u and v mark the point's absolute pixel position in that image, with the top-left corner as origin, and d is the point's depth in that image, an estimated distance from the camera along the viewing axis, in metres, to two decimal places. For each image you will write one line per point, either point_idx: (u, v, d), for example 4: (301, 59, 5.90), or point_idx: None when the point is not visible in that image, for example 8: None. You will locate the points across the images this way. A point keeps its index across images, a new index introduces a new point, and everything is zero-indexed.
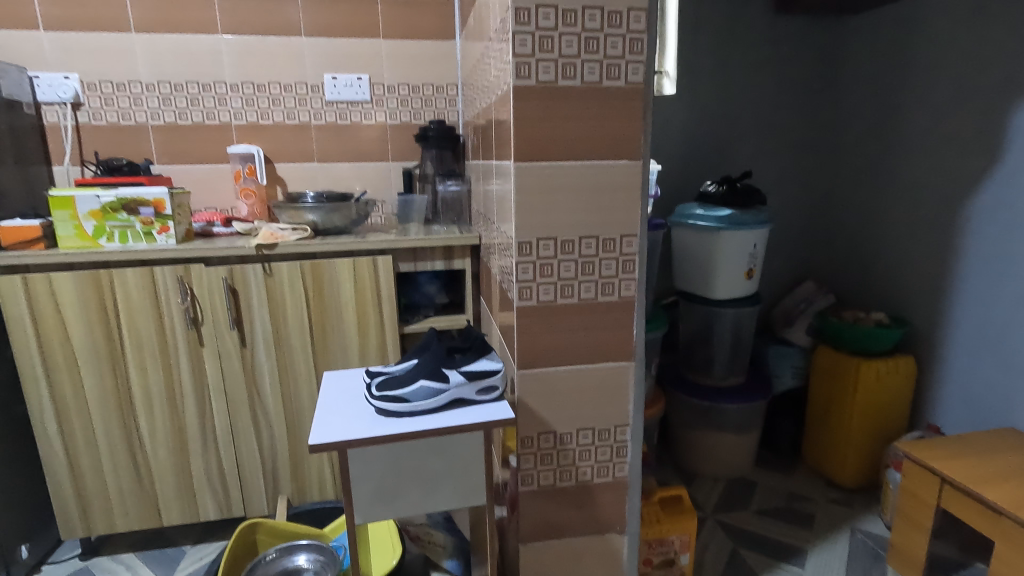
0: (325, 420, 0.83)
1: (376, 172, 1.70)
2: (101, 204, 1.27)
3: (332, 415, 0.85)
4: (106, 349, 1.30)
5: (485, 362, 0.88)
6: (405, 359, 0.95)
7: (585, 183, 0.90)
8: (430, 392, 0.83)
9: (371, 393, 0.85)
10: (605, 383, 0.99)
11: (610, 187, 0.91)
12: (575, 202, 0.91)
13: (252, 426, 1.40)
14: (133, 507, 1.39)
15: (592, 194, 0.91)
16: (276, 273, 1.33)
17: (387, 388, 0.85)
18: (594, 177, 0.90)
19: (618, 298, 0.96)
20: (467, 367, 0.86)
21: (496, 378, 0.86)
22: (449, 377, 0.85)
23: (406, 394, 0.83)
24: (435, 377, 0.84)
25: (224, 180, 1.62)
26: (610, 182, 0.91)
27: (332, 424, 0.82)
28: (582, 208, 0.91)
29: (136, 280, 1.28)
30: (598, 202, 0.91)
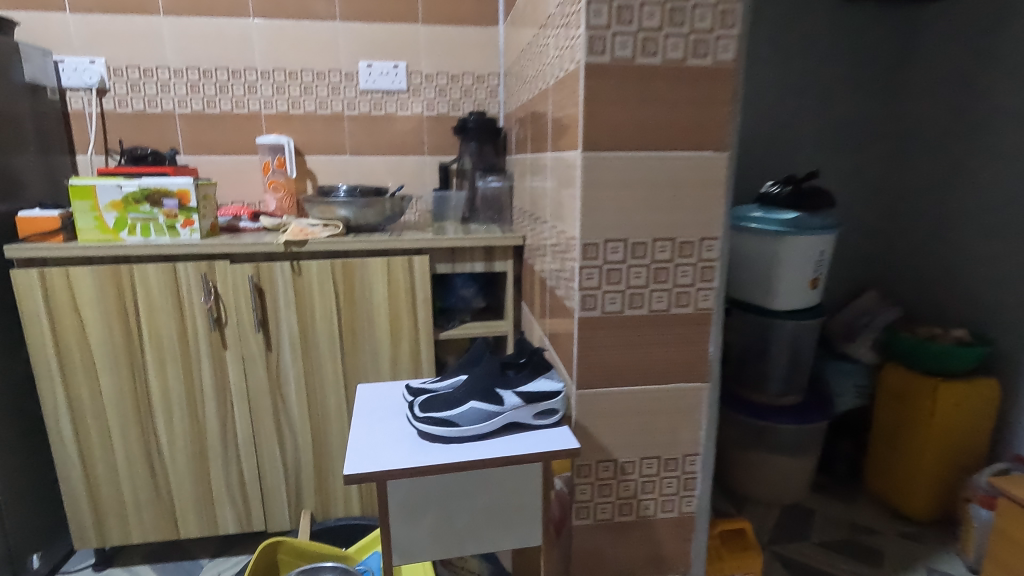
0: (361, 442, 0.72)
1: (411, 166, 1.60)
2: (122, 194, 1.19)
3: (369, 437, 0.74)
4: (124, 348, 1.22)
5: (544, 382, 0.76)
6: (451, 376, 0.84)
7: (660, 178, 0.79)
8: (483, 415, 0.72)
9: (413, 414, 0.74)
10: (672, 406, 0.87)
11: (691, 183, 0.79)
12: (650, 198, 0.79)
13: (275, 435, 1.31)
14: (148, 517, 1.31)
15: (669, 190, 0.79)
16: (304, 272, 1.24)
17: (432, 409, 0.74)
18: (674, 171, 0.79)
19: (695, 311, 0.84)
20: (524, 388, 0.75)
21: (557, 401, 0.75)
22: (504, 399, 0.74)
23: (454, 416, 0.72)
24: (488, 398, 0.73)
25: (252, 172, 1.53)
26: (690, 178, 0.79)
27: (369, 448, 0.71)
28: (658, 205, 0.79)
29: (158, 276, 1.19)
30: (677, 200, 0.79)
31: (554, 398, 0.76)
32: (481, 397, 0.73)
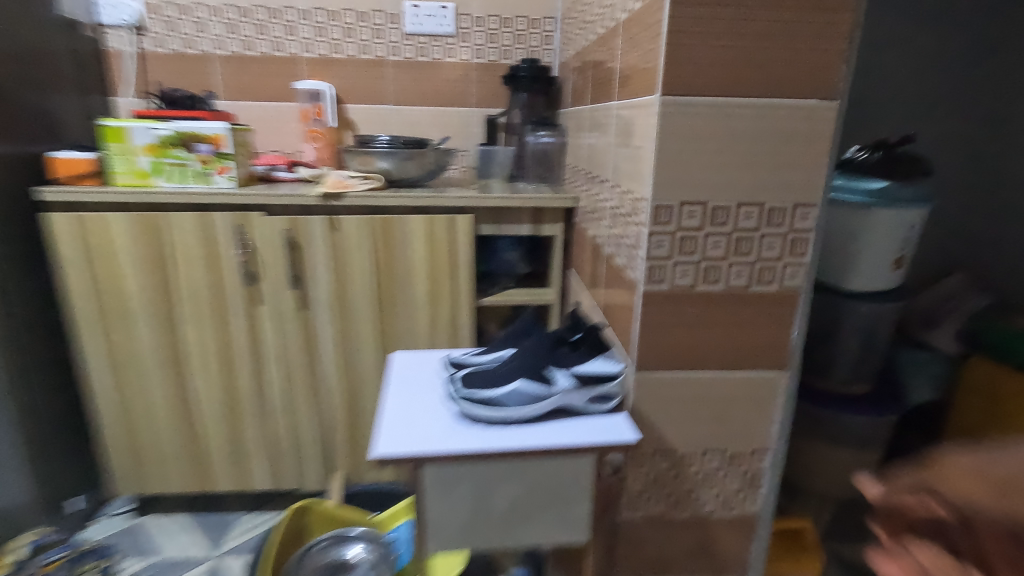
0: (396, 419, 0.65)
1: (456, 119, 1.49)
2: (156, 137, 1.13)
3: (404, 413, 0.67)
4: (159, 300, 1.18)
5: (600, 364, 0.67)
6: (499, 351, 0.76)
7: (752, 132, 0.66)
8: (530, 398, 0.64)
9: (453, 390, 0.67)
10: (744, 396, 0.76)
11: (789, 137, 0.67)
12: (738, 155, 0.67)
13: (309, 396, 1.27)
14: (184, 470, 1.31)
15: (762, 146, 0.67)
16: (341, 228, 1.16)
17: (473, 386, 0.65)
18: (770, 123, 0.66)
19: (780, 289, 0.72)
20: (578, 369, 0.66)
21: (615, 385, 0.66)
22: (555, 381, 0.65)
23: (498, 397, 0.63)
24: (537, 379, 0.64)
25: (291, 121, 1.46)
26: (788, 131, 0.67)
27: (403, 427, 0.64)
28: (747, 163, 0.68)
29: (192, 226, 1.14)
30: (770, 157, 0.67)
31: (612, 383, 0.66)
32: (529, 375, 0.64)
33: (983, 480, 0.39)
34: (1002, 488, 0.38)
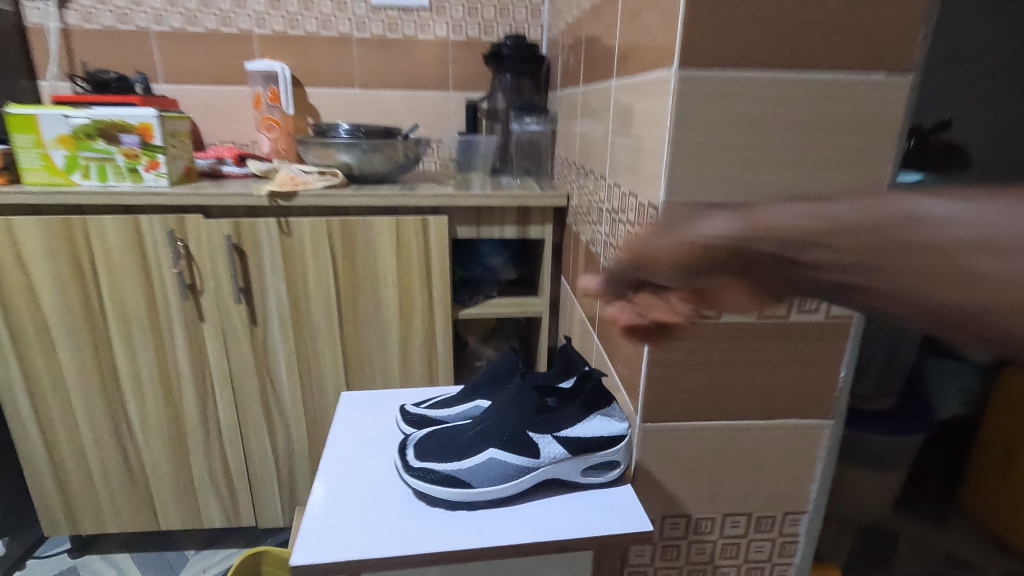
0: (331, 503, 0.52)
1: (432, 104, 1.32)
2: (71, 127, 0.95)
3: (344, 492, 0.53)
4: (84, 317, 1.02)
5: (599, 425, 0.52)
6: (473, 403, 0.62)
7: (795, 120, 0.52)
8: (505, 472, 0.50)
9: (406, 462, 0.52)
10: (776, 450, 0.62)
11: (839, 127, 0.52)
12: (774, 150, 0.53)
13: (264, 423, 1.12)
14: (125, 506, 1.15)
15: (804, 138, 0.52)
16: (294, 232, 1.00)
17: (435, 456, 0.51)
18: (817, 107, 0.51)
19: (824, 319, 0.58)
20: (569, 432, 0.51)
21: (618, 453, 0.52)
22: (538, 448, 0.50)
23: (465, 473, 0.50)
24: (517, 449, 0.50)
25: (244, 107, 1.28)
26: (840, 119, 0.52)
27: (337, 516, 0.50)
28: (784, 160, 0.53)
29: (118, 232, 0.97)
30: (816, 152, 0.53)
31: (613, 449, 0.52)
32: (502, 442, 0.50)
33: (670, 266, 0.40)
34: (684, 267, 0.39)
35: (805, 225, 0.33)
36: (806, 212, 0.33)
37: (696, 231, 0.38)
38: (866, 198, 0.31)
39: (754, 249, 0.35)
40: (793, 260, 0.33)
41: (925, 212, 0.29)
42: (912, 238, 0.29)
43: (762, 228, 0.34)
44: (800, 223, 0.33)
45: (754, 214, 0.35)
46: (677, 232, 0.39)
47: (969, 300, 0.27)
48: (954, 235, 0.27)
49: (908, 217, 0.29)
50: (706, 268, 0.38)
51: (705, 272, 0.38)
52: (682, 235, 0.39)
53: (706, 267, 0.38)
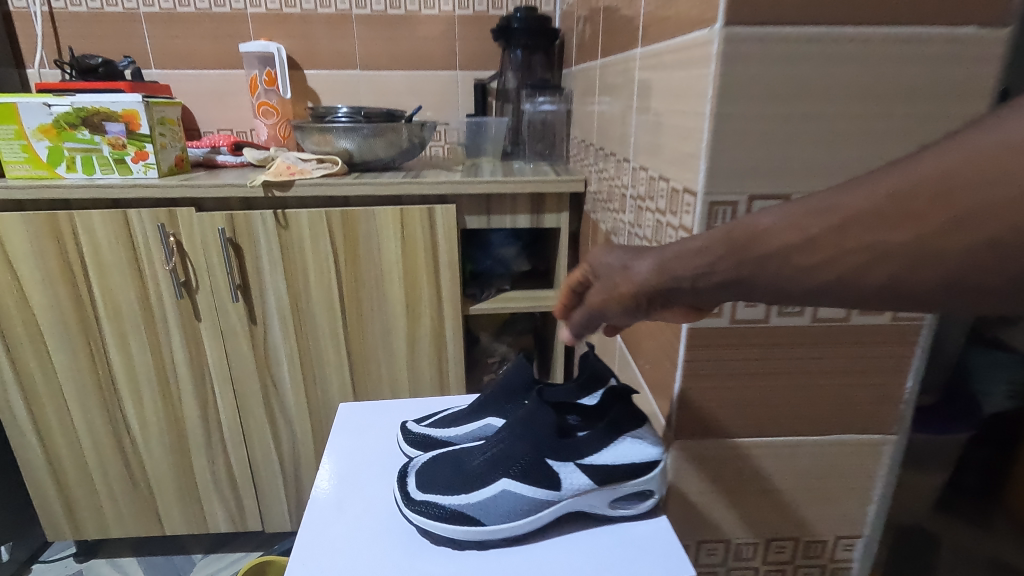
0: (333, 547, 0.47)
1: (438, 85, 1.24)
2: (53, 116, 0.89)
3: (346, 533, 0.49)
4: (76, 318, 0.97)
5: (629, 450, 0.47)
6: (482, 420, 0.56)
7: (862, 89, 0.44)
8: (522, 505, 0.46)
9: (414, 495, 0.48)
10: (827, 471, 0.56)
11: (911, 95, 0.44)
12: (834, 124, 0.45)
13: (268, 426, 1.07)
14: (128, 511, 1.11)
15: (871, 109, 0.44)
16: (292, 226, 0.93)
17: (447, 489, 0.47)
18: (888, 72, 0.43)
19: (889, 322, 0.50)
20: (593, 459, 0.47)
21: (649, 482, 0.47)
22: (560, 479, 0.46)
23: (482, 510, 0.46)
24: (539, 481, 0.45)
25: (241, 93, 1.22)
26: (915, 87, 0.44)
27: (339, 558, 0.46)
28: (845, 135, 0.45)
29: (107, 227, 0.91)
30: (883, 127, 0.45)
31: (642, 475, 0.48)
32: (517, 472, 0.46)
33: (613, 311, 0.43)
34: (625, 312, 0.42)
35: (689, 260, 0.36)
36: (692, 250, 0.36)
37: (624, 281, 0.41)
38: (725, 225, 0.35)
39: (665, 289, 0.38)
40: (695, 289, 0.36)
41: (764, 229, 0.32)
42: (762, 252, 0.32)
43: (669, 270, 0.37)
44: (685, 259, 0.36)
45: (661, 259, 0.38)
46: (610, 280, 0.43)
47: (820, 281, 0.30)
48: (781, 242, 0.31)
49: (751, 236, 0.33)
50: (638, 309, 0.41)
51: (641, 312, 0.41)
52: (614, 283, 0.42)
53: (639, 309, 0.41)
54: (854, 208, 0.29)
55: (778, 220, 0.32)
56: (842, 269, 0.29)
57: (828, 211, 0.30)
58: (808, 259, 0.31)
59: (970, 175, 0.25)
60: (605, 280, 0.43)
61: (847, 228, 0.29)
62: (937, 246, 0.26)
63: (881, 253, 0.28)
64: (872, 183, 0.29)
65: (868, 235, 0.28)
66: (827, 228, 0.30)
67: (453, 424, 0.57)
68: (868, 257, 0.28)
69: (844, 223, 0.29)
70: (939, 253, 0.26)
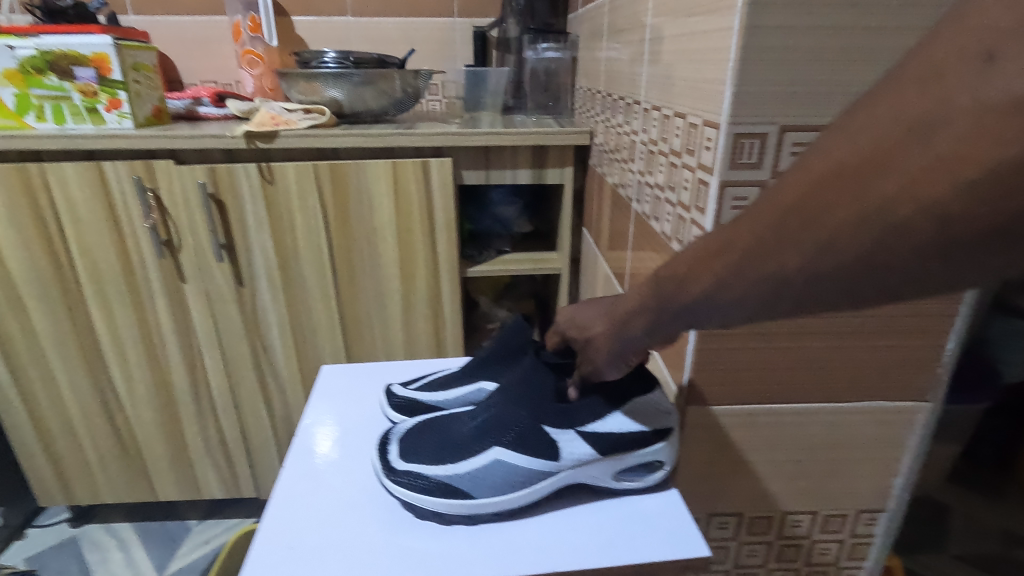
0: (312, 521, 0.43)
1: (434, 33, 1.16)
2: (17, 60, 0.82)
3: (325, 505, 0.45)
4: (55, 278, 0.92)
5: (631, 419, 0.43)
6: (476, 384, 0.51)
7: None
8: (516, 478, 0.42)
9: (391, 466, 0.44)
10: (852, 441, 0.51)
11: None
12: (872, 41, 0.39)
13: (259, 391, 1.03)
14: (120, 477, 1.09)
15: (921, 21, 0.38)
16: (278, 180, 0.88)
17: (429, 460, 0.43)
18: None
19: None
20: (596, 427, 0.42)
21: (657, 453, 0.43)
22: (559, 451, 0.42)
23: (470, 481, 0.42)
24: (532, 450, 0.41)
25: (224, 41, 1.14)
26: None
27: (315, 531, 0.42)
28: (890, 52, 0.39)
29: (81, 180, 0.86)
30: None
31: (651, 447, 0.43)
32: (510, 441, 0.42)
33: (604, 369, 0.42)
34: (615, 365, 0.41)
35: (641, 311, 0.36)
36: (639, 301, 0.36)
37: (593, 345, 0.41)
38: (655, 271, 0.35)
39: (631, 340, 0.38)
40: (647, 339, 0.37)
41: (684, 271, 0.33)
42: (689, 294, 0.32)
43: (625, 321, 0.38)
44: (635, 308, 0.37)
45: (619, 316, 0.38)
46: (585, 343, 0.42)
47: (748, 309, 0.30)
48: (702, 282, 0.31)
49: (676, 281, 0.33)
50: (623, 364, 0.41)
51: (626, 360, 0.40)
52: (590, 343, 0.42)
53: (620, 365, 0.41)
54: (745, 241, 0.28)
55: (691, 264, 0.32)
56: (755, 300, 0.29)
57: (723, 249, 0.30)
58: (725, 296, 0.30)
59: (826, 197, 0.25)
60: (581, 343, 0.43)
61: (746, 262, 0.29)
62: (822, 265, 0.26)
63: (782, 280, 0.28)
64: (758, 208, 0.28)
65: (766, 265, 0.28)
66: (727, 266, 0.30)
67: (444, 388, 0.53)
68: (770, 285, 0.28)
69: (738, 261, 0.29)
70: (831, 271, 0.26)
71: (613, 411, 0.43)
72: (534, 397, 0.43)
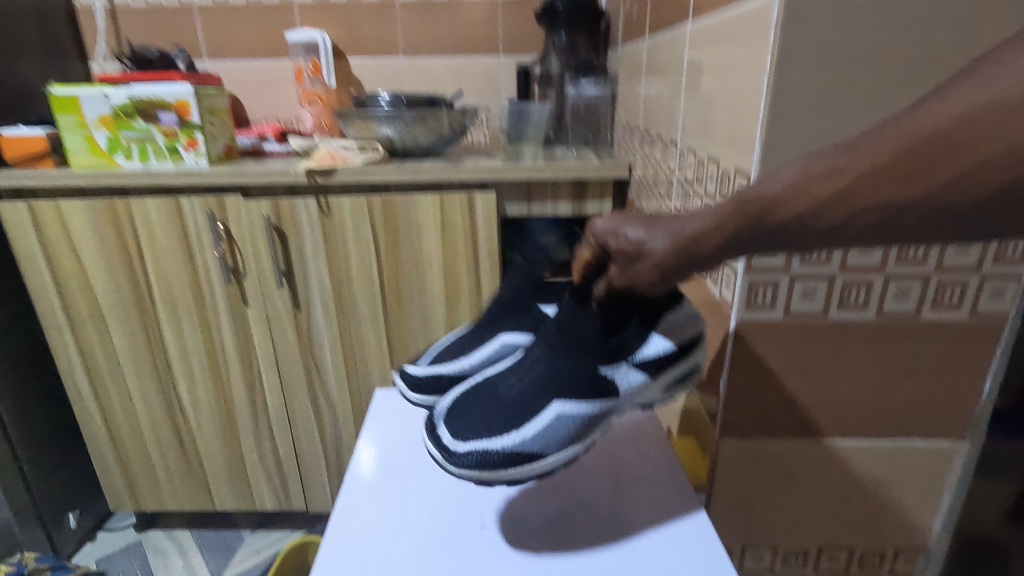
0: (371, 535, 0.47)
1: (480, 70, 1.23)
2: (111, 107, 0.92)
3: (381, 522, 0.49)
4: (134, 301, 1.01)
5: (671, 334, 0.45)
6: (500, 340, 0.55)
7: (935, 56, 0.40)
8: (581, 426, 0.43)
9: (450, 450, 0.44)
10: (887, 479, 0.52)
11: None
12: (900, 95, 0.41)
13: (311, 409, 1.09)
14: (183, 487, 1.17)
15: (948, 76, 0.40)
16: (335, 213, 0.94)
17: (487, 432, 0.43)
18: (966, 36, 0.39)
19: (967, 318, 0.46)
20: (645, 351, 0.44)
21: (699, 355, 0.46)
22: (618, 386, 0.44)
23: (537, 437, 0.42)
24: (596, 393, 0.42)
25: (287, 82, 1.24)
26: None
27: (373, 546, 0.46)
28: None
29: (160, 213, 0.95)
30: None
31: (692, 352, 0.46)
32: (564, 389, 0.43)
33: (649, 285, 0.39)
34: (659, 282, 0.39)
35: (706, 238, 0.33)
36: (705, 226, 0.33)
37: (644, 268, 0.38)
38: (735, 194, 0.32)
39: (689, 265, 0.35)
40: (714, 262, 0.34)
41: (776, 195, 0.29)
42: (773, 221, 0.30)
43: (685, 247, 0.35)
44: (699, 234, 0.34)
45: (676, 240, 0.35)
46: (632, 266, 0.39)
47: (841, 236, 0.28)
48: (793, 209, 0.29)
49: (760, 206, 0.30)
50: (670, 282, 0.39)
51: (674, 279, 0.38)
52: (639, 265, 0.39)
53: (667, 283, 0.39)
54: (863, 169, 0.26)
55: (782, 188, 0.29)
56: (856, 228, 0.27)
57: (831, 176, 0.27)
58: (819, 223, 0.28)
59: (979, 128, 0.23)
60: (625, 265, 0.40)
61: (858, 189, 0.27)
62: (949, 196, 0.25)
63: (895, 211, 0.26)
64: (888, 134, 0.26)
65: (884, 192, 0.26)
66: (830, 192, 0.27)
67: (467, 355, 0.56)
68: (879, 215, 0.27)
69: (851, 189, 0.27)
70: (960, 205, 0.24)
71: (655, 334, 0.45)
72: (582, 342, 0.43)
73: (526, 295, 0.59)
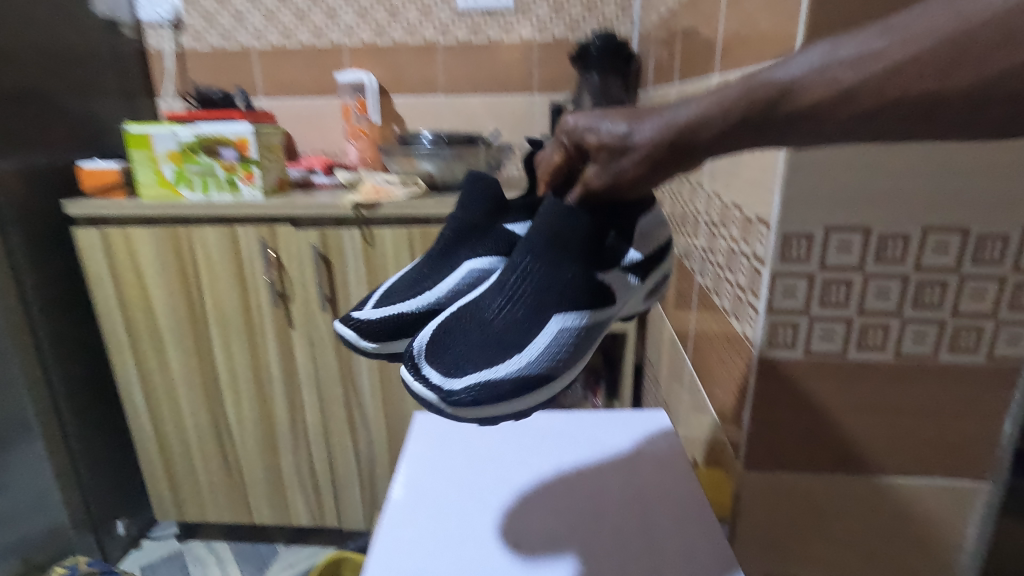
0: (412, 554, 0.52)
1: (515, 107, 1.29)
2: (180, 143, 1.01)
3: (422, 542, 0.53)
4: (189, 321, 1.08)
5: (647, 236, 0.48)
6: (465, 268, 0.52)
7: None
8: (581, 338, 0.44)
9: (449, 377, 0.41)
10: (910, 516, 0.53)
11: None
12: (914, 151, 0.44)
13: (347, 427, 1.14)
14: (224, 499, 1.22)
15: None
16: (377, 242, 1.00)
17: (489, 358, 0.42)
18: None
19: (985, 361, 0.48)
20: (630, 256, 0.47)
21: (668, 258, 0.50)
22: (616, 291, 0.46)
23: (544, 352, 0.42)
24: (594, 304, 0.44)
25: (334, 118, 1.32)
26: None
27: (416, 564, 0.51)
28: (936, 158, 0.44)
29: (218, 241, 1.02)
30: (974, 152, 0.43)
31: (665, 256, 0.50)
32: (564, 305, 0.43)
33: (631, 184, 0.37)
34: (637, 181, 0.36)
35: (710, 124, 0.31)
36: (711, 111, 0.31)
37: (629, 161, 0.36)
38: (748, 77, 0.30)
39: (681, 151, 0.33)
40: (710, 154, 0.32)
41: (795, 81, 0.28)
42: (789, 109, 0.28)
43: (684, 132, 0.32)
44: (703, 120, 0.31)
45: (670, 127, 0.33)
46: (617, 158, 0.36)
47: (859, 129, 0.27)
48: (811, 97, 0.27)
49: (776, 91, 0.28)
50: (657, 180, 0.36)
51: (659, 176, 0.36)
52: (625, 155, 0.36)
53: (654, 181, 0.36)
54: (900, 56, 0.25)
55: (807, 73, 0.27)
56: (878, 118, 0.26)
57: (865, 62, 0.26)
58: (840, 112, 0.27)
59: None
60: (609, 158, 0.37)
61: (889, 80, 0.25)
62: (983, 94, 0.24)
63: (922, 104, 0.25)
64: (929, 19, 0.25)
65: (916, 82, 0.25)
66: (860, 78, 0.26)
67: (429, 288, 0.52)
68: (906, 107, 0.26)
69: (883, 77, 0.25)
70: (995, 101, 0.24)
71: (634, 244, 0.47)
72: (571, 250, 0.43)
73: (484, 216, 0.53)
